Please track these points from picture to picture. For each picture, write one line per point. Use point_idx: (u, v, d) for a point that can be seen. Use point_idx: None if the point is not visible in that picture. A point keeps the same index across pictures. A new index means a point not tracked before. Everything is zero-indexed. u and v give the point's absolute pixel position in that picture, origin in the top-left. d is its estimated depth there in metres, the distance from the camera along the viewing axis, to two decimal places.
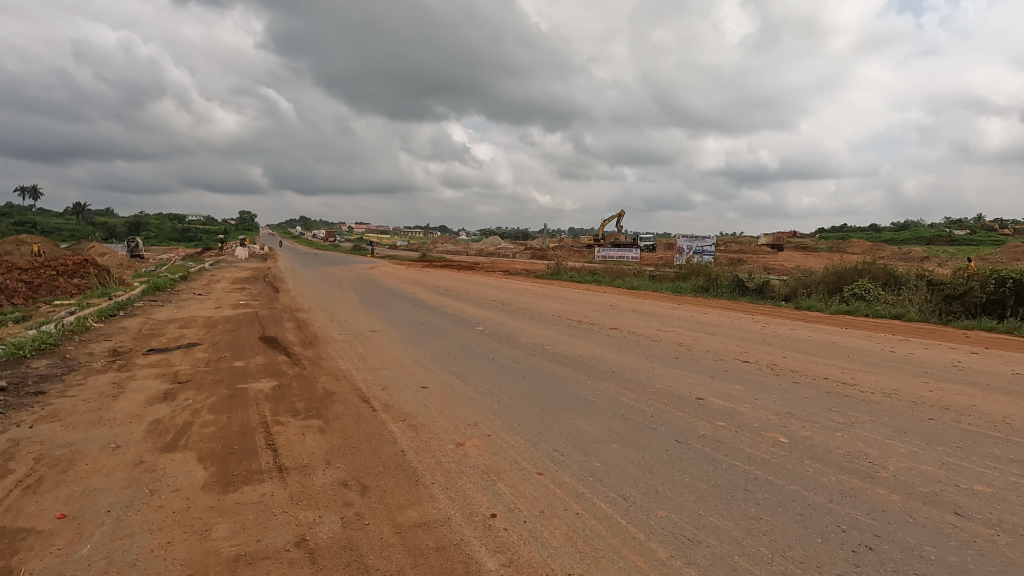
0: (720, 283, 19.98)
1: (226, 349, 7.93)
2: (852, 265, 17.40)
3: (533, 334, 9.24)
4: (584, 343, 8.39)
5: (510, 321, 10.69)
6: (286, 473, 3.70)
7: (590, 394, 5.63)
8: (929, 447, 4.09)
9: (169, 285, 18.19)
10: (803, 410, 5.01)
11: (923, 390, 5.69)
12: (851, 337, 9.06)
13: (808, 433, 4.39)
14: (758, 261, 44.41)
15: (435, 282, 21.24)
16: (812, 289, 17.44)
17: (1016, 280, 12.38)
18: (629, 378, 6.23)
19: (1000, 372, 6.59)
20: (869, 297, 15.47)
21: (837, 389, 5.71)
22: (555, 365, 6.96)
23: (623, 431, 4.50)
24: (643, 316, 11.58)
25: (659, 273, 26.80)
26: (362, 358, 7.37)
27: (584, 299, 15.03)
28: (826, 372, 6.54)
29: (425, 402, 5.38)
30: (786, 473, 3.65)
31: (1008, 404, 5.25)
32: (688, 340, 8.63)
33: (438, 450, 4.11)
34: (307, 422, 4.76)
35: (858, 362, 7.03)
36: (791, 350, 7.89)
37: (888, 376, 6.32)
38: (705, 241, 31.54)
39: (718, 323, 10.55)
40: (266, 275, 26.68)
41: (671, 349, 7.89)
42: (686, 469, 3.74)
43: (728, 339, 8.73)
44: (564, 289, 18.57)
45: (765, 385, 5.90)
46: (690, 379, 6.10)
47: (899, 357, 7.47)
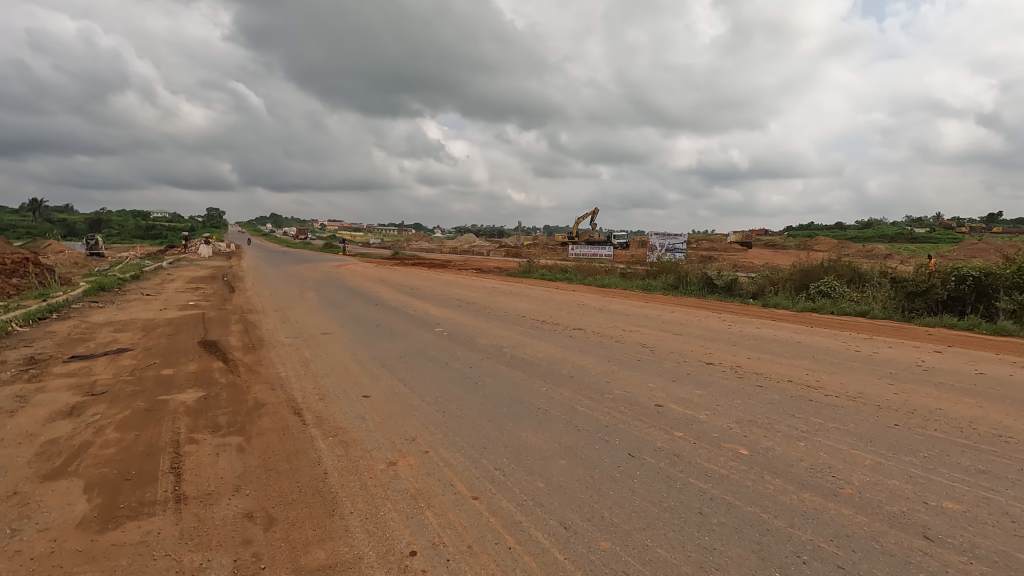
0: (689, 281, 19.92)
1: (158, 355, 7.33)
2: (818, 262, 17.48)
3: (493, 335, 8.85)
4: (546, 345, 8.04)
5: (471, 322, 10.28)
6: (183, 503, 3.23)
7: (544, 401, 5.26)
8: (896, 458, 3.83)
9: (117, 285, 17.24)
10: (765, 417, 4.73)
11: (888, 393, 5.48)
12: (817, 336, 8.92)
13: (769, 444, 4.10)
14: (728, 258, 44.92)
15: (402, 281, 20.64)
16: (779, 286, 17.46)
17: (976, 278, 12.49)
18: (587, 383, 5.89)
19: (963, 372, 6.46)
20: (835, 294, 15.53)
21: (801, 393, 5.47)
22: (511, 369, 6.57)
23: (573, 445, 4.14)
24: (610, 316, 11.28)
25: (631, 270, 26.71)
26: (306, 364, 6.87)
27: (551, 298, 14.69)
28: (790, 373, 6.31)
29: (363, 412, 4.94)
30: (745, 492, 3.34)
31: (973, 406, 5.08)
32: (652, 340, 8.35)
33: (365, 471, 3.68)
34: (225, 440, 4.28)
35: (822, 363, 6.83)
36: (756, 350, 7.67)
37: (853, 377, 6.13)
38: (677, 239, 31.58)
39: (684, 323, 10.31)
40: (227, 274, 25.68)
41: (634, 351, 7.59)
42: (636, 490, 3.40)
43: (693, 340, 8.48)
44: (532, 287, 18.21)
45: (727, 389, 5.63)
46: (650, 384, 5.80)
47: (863, 356, 7.32)
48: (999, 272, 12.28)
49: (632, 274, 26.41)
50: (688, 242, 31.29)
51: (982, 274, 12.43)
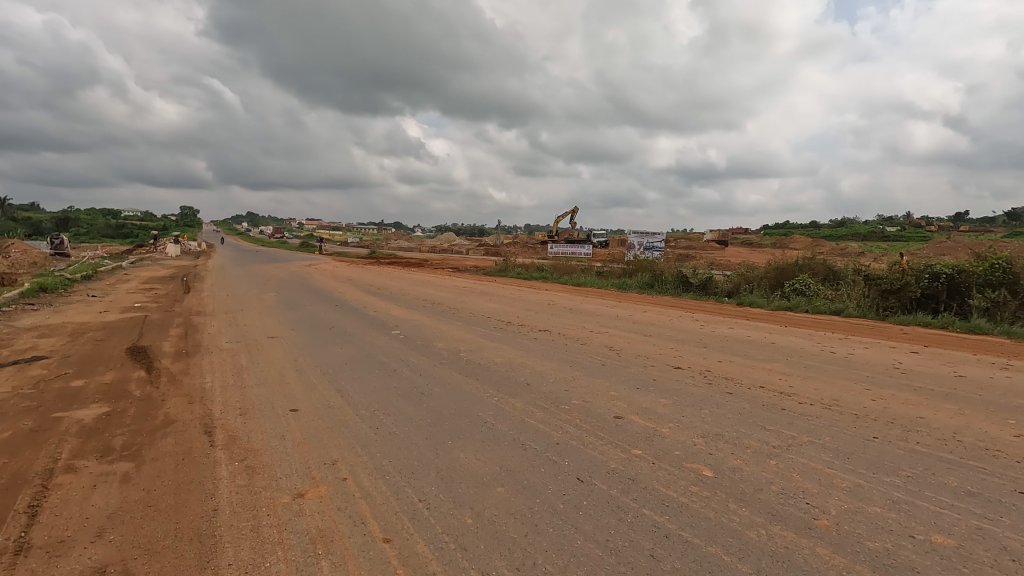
0: (664, 280, 19.64)
1: (74, 364, 6.60)
2: (793, 260, 17.30)
3: (452, 338, 8.29)
4: (506, 349, 7.52)
5: (433, 324, 9.70)
6: (23, 556, 2.63)
7: (492, 414, 4.73)
8: (877, 480, 3.39)
9: (62, 286, 16.21)
10: (733, 430, 4.27)
11: (865, 400, 5.09)
12: (791, 336, 8.57)
13: (737, 464, 3.64)
14: (705, 257, 45.03)
15: (370, 280, 19.92)
16: (754, 284, 17.24)
17: (949, 275, 12.33)
18: (543, 392, 5.37)
19: (942, 375, 6.12)
20: (809, 292, 15.32)
21: (773, 401, 5.04)
22: (464, 376, 6.03)
23: (516, 468, 3.61)
24: (579, 316, 10.81)
25: (607, 269, 26.39)
26: (239, 373, 6.23)
27: (522, 298, 14.18)
28: (762, 378, 5.90)
29: (285, 430, 4.35)
30: (706, 527, 2.85)
31: (956, 413, 4.71)
32: (620, 343, 7.90)
33: (265, 507, 3.11)
34: (111, 468, 3.66)
35: (796, 366, 6.45)
36: (727, 352, 7.27)
37: (828, 381, 5.74)
38: (655, 236, 31.36)
39: (656, 323, 9.90)
40: (188, 274, 24.61)
41: (600, 355, 7.12)
42: (581, 525, 2.89)
43: (663, 341, 8.04)
44: (504, 286, 17.71)
45: (694, 397, 5.18)
46: (612, 392, 5.31)
47: (838, 358, 6.97)
48: (972, 269, 12.13)
49: (609, 273, 26.09)
50: (666, 239, 31.10)
51: (956, 271, 12.27)
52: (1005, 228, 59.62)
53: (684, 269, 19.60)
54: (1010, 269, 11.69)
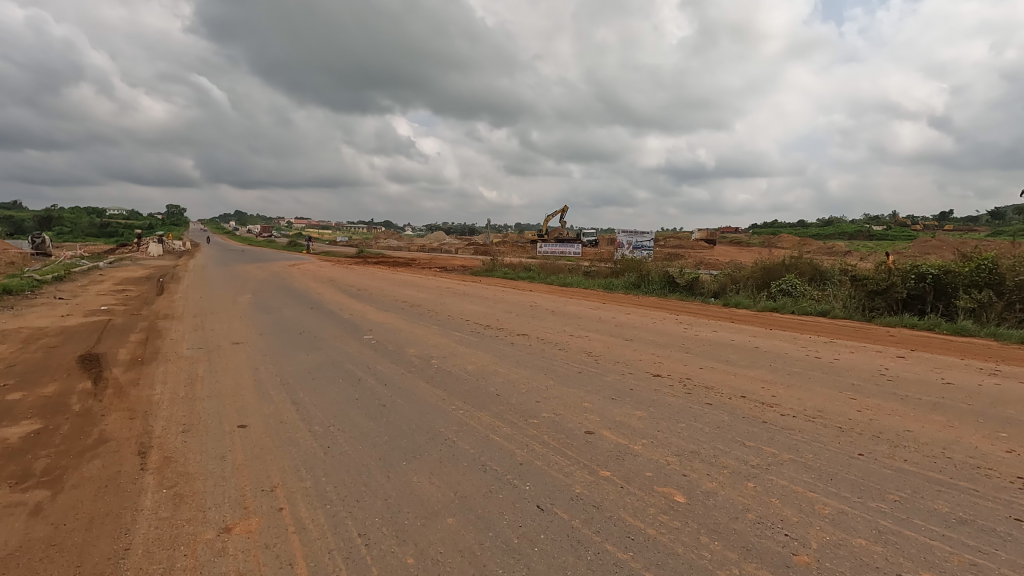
0: (651, 280, 19.43)
1: (17, 374, 6.19)
2: (780, 260, 17.14)
3: (426, 344, 7.96)
4: (481, 355, 7.21)
5: (408, 328, 9.35)
6: None
7: (455, 430, 4.41)
8: (861, 505, 3.13)
9: (29, 288, 15.66)
10: (710, 447, 4.00)
11: (850, 411, 4.83)
12: (776, 340, 8.33)
13: (712, 487, 3.36)
14: (694, 256, 44.96)
15: (352, 281, 19.50)
16: (741, 285, 17.06)
17: (935, 276, 12.19)
18: (513, 404, 5.07)
19: (930, 382, 5.89)
20: (796, 292, 15.16)
21: (754, 412, 4.78)
22: (431, 385, 5.71)
23: (472, 494, 3.30)
24: (561, 319, 10.51)
25: (594, 268, 26.15)
26: (192, 384, 5.86)
27: (504, 299, 13.85)
28: (744, 387, 5.65)
29: (226, 450, 4.01)
30: (673, 566, 2.56)
31: (944, 425, 4.47)
32: (599, 348, 7.61)
33: (184, 545, 2.77)
34: (23, 497, 3.30)
35: (779, 373, 6.19)
36: (709, 358, 7.01)
37: (811, 390, 5.49)
38: (643, 236, 31.15)
39: (638, 326, 9.62)
40: (166, 274, 24.02)
41: (577, 361, 6.82)
42: (534, 565, 2.59)
43: (643, 346, 7.75)
44: (488, 287, 17.38)
45: (672, 409, 4.90)
46: (585, 404, 5.02)
47: (823, 364, 6.72)
48: (958, 270, 11.99)
49: (596, 272, 25.84)
50: (655, 239, 30.90)
51: (942, 272, 12.13)
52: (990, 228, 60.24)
53: (671, 269, 19.39)
54: (996, 270, 11.56)
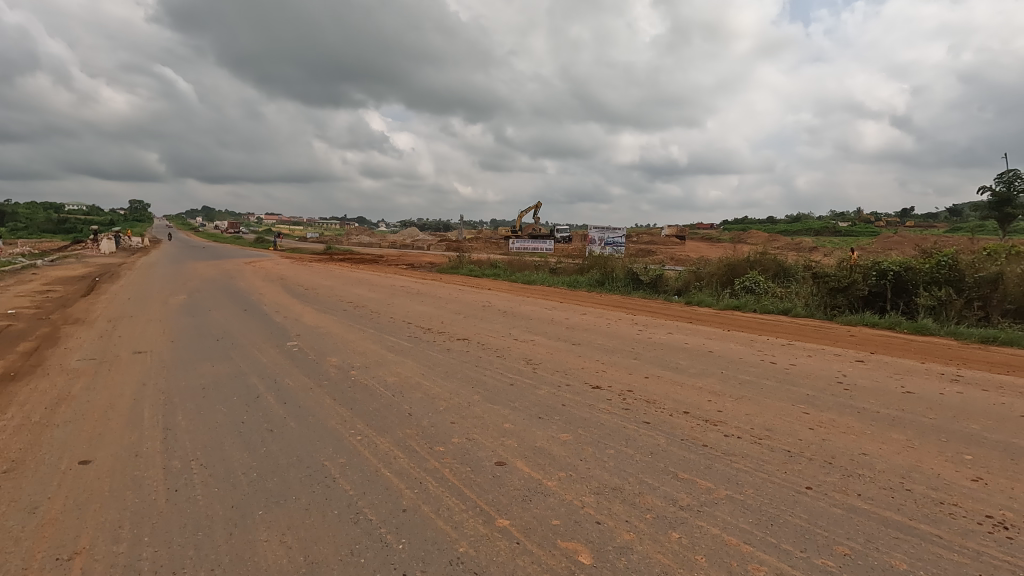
0: (615, 278, 18.96)
1: None
2: (743, 256, 16.80)
3: (352, 352, 7.20)
4: (408, 364, 6.50)
5: (340, 333, 8.57)
6: None
7: (342, 463, 3.70)
8: (803, 564, 2.54)
9: None
10: (636, 482, 3.38)
11: (802, 429, 4.29)
12: (731, 343, 7.82)
13: (627, 542, 2.74)
14: (663, 253, 44.80)
15: (303, 279, 18.49)
16: (704, 282, 16.68)
17: (895, 273, 11.91)
18: (422, 427, 4.38)
19: (889, 391, 5.41)
20: (759, 290, 14.81)
21: (693, 433, 4.20)
22: (337, 403, 4.98)
23: (326, 560, 2.61)
24: (511, 321, 9.84)
25: (561, 266, 25.62)
26: (56, 406, 5.01)
27: (457, 300, 13.12)
28: (688, 400, 5.07)
29: (43, 498, 3.23)
30: None
31: (903, 447, 3.95)
32: (541, 355, 6.97)
33: None
34: None
35: (729, 382, 5.64)
36: (657, 365, 6.44)
37: (761, 404, 4.95)
38: (613, 232, 30.76)
39: (590, 329, 9.02)
40: (105, 274, 22.60)
41: (513, 371, 6.16)
42: None
43: (588, 352, 7.15)
44: (445, 286, 16.63)
45: (603, 430, 4.27)
46: (505, 426, 4.37)
47: (778, 370, 6.20)
48: (918, 266, 11.73)
49: (563, 270, 25.31)
50: (625, 235, 30.57)
51: (903, 269, 11.85)
52: (948, 224, 61.98)
53: (635, 266, 18.93)
54: (956, 266, 11.33)
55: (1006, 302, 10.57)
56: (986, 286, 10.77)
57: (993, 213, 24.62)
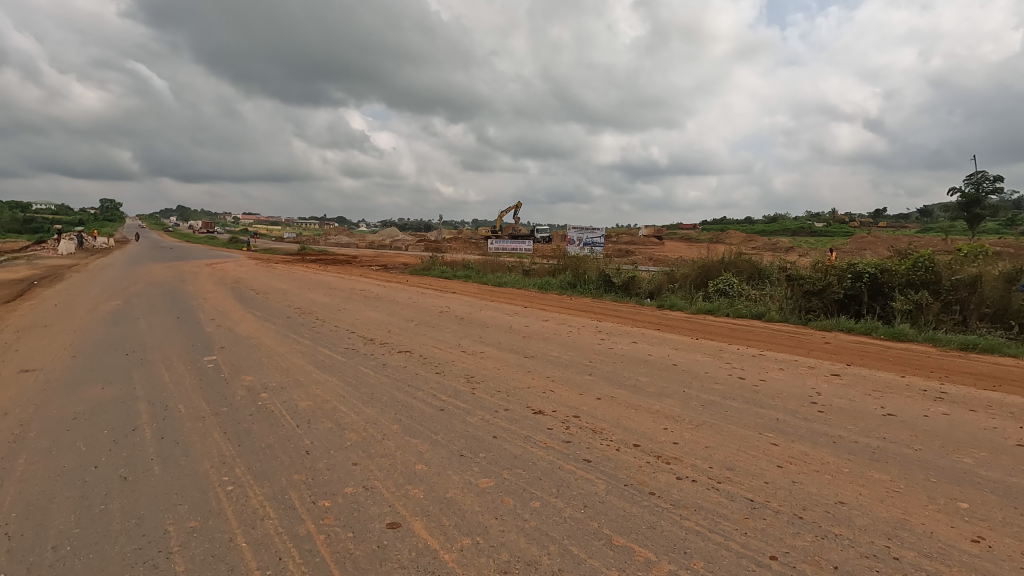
0: (587, 280, 18.35)
1: None
2: (717, 258, 16.29)
3: (274, 368, 6.37)
4: (330, 384, 5.71)
5: (270, 345, 7.71)
6: None
7: (190, 529, 2.90)
8: None
9: None
10: (557, 553, 2.65)
11: (768, 468, 3.61)
12: (698, 354, 7.16)
13: None
14: (641, 253, 44.31)
15: (259, 283, 17.48)
16: (678, 285, 16.13)
17: (871, 275, 11.46)
18: (315, 471, 3.59)
19: (868, 413, 4.78)
20: (732, 293, 14.28)
21: (640, 476, 3.49)
22: (225, 438, 4.16)
23: None
24: (465, 329, 9.09)
25: (535, 267, 24.97)
26: None
27: (415, 305, 12.30)
28: (641, 429, 4.37)
29: None
30: None
31: (886, 492, 3.29)
32: (487, 370, 6.23)
33: None
34: None
35: (690, 404, 4.96)
36: (612, 382, 5.75)
37: (725, 434, 4.27)
38: (591, 232, 30.22)
39: (549, 338, 8.31)
40: (49, 276, 21.28)
41: (450, 392, 5.41)
42: None
43: (540, 367, 6.42)
44: (408, 290, 15.81)
45: (532, 473, 3.54)
46: (415, 469, 3.61)
47: (746, 387, 5.54)
48: (894, 268, 11.29)
49: (537, 271, 24.64)
50: (604, 234, 30.06)
51: (878, 271, 11.39)
52: (920, 224, 63.15)
53: (608, 268, 18.31)
54: (932, 268, 10.89)
55: (984, 306, 10.16)
56: (964, 289, 10.36)
57: (963, 214, 24.65)
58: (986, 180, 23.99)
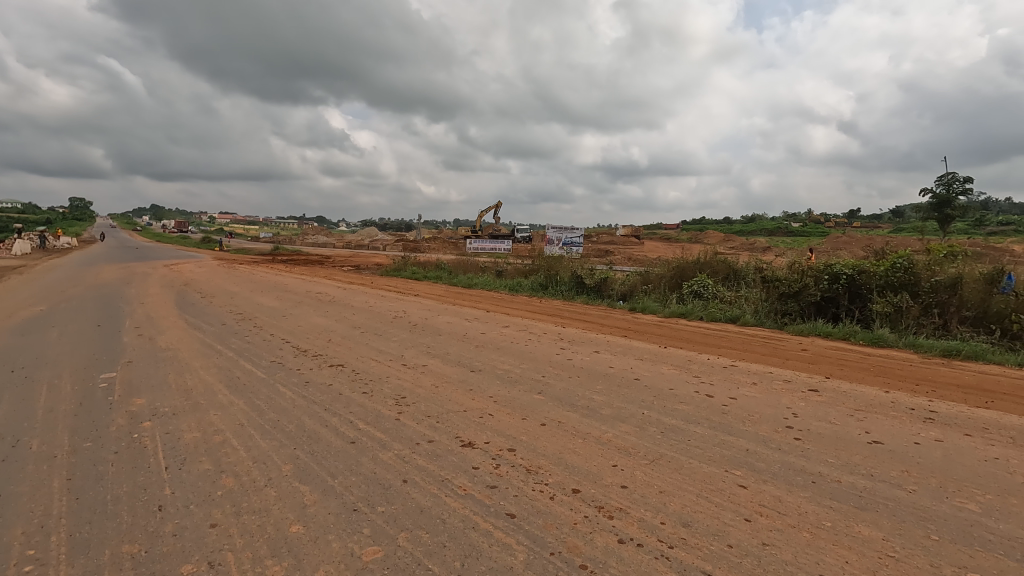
0: (558, 282, 17.69)
1: None
2: (691, 258, 15.71)
3: (175, 388, 5.50)
4: (233, 408, 4.86)
5: (185, 359, 6.81)
6: None
7: None
8: None
9: None
10: None
11: (733, 524, 2.89)
12: (664, 366, 6.47)
13: None
14: (620, 253, 43.77)
15: (210, 285, 16.46)
16: (651, 287, 15.53)
17: (849, 277, 10.94)
18: (155, 538, 2.77)
19: (851, 440, 4.12)
20: (706, 295, 13.70)
21: (572, 541, 2.74)
22: (63, 489, 3.31)
23: None
24: (415, 337, 8.29)
25: (509, 267, 24.23)
26: None
27: (369, 310, 11.46)
28: (584, 467, 3.63)
29: None
30: None
31: (878, 559, 2.59)
32: (422, 389, 5.45)
33: None
34: None
35: (648, 432, 4.25)
36: (563, 403, 5.01)
37: (683, 472, 3.54)
38: (570, 232, 29.59)
39: (503, 347, 7.55)
40: None
41: (370, 417, 4.61)
42: None
43: (485, 383, 5.66)
44: (369, 293, 14.93)
45: (436, 538, 2.77)
46: (286, 534, 2.81)
47: (713, 407, 4.86)
48: (872, 269, 10.78)
49: (510, 272, 23.91)
50: (583, 234, 29.47)
51: (856, 272, 10.88)
52: (892, 224, 64.02)
53: (580, 268, 17.64)
54: (912, 269, 10.40)
55: (965, 309, 9.69)
56: (944, 291, 9.90)
57: (934, 214, 24.58)
58: (956, 180, 23.93)
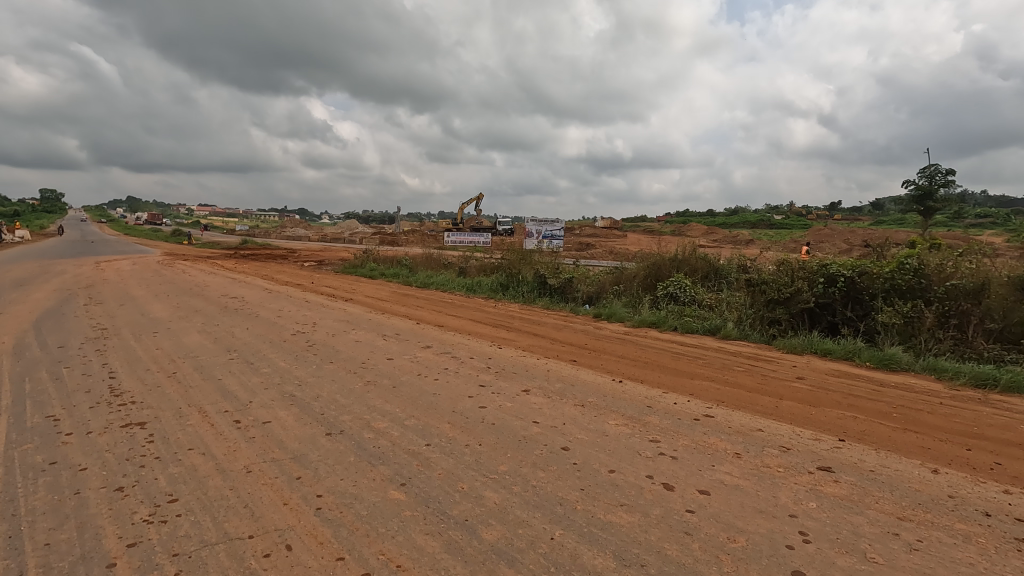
0: (520, 282, 15.76)
1: None
2: (666, 255, 13.83)
3: None
4: None
5: None
6: None
7: None
8: None
9: None
10: None
11: None
12: (610, 421, 4.53)
13: None
14: (599, 246, 41.90)
15: (113, 288, 14.19)
16: (622, 288, 13.64)
17: (847, 279, 9.17)
18: None
19: None
20: (682, 298, 11.84)
21: None
22: None
23: None
24: (295, 366, 6.28)
25: (476, 263, 22.24)
26: None
27: (274, 321, 9.40)
28: None
29: None
30: None
31: None
32: (218, 479, 3.43)
33: None
34: None
35: None
36: (428, 511, 3.06)
37: None
38: (548, 224, 27.62)
39: (401, 385, 5.55)
40: None
41: (68, 560, 2.61)
42: None
43: (327, 465, 3.66)
44: (295, 297, 12.86)
45: None
46: None
47: (669, 521, 2.95)
48: (876, 270, 9.01)
49: (476, 269, 21.90)
50: (563, 227, 27.51)
51: (856, 274, 9.10)
52: (872, 217, 63.29)
53: (544, 266, 15.63)
54: (922, 271, 8.63)
55: (989, 321, 7.93)
56: (963, 298, 8.13)
57: (914, 207, 23.06)
58: (938, 172, 22.34)
